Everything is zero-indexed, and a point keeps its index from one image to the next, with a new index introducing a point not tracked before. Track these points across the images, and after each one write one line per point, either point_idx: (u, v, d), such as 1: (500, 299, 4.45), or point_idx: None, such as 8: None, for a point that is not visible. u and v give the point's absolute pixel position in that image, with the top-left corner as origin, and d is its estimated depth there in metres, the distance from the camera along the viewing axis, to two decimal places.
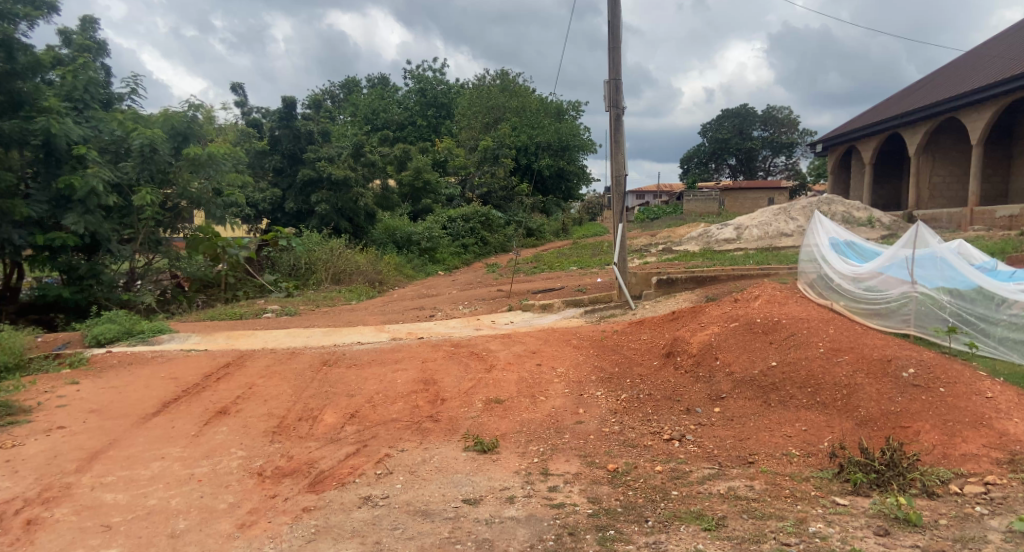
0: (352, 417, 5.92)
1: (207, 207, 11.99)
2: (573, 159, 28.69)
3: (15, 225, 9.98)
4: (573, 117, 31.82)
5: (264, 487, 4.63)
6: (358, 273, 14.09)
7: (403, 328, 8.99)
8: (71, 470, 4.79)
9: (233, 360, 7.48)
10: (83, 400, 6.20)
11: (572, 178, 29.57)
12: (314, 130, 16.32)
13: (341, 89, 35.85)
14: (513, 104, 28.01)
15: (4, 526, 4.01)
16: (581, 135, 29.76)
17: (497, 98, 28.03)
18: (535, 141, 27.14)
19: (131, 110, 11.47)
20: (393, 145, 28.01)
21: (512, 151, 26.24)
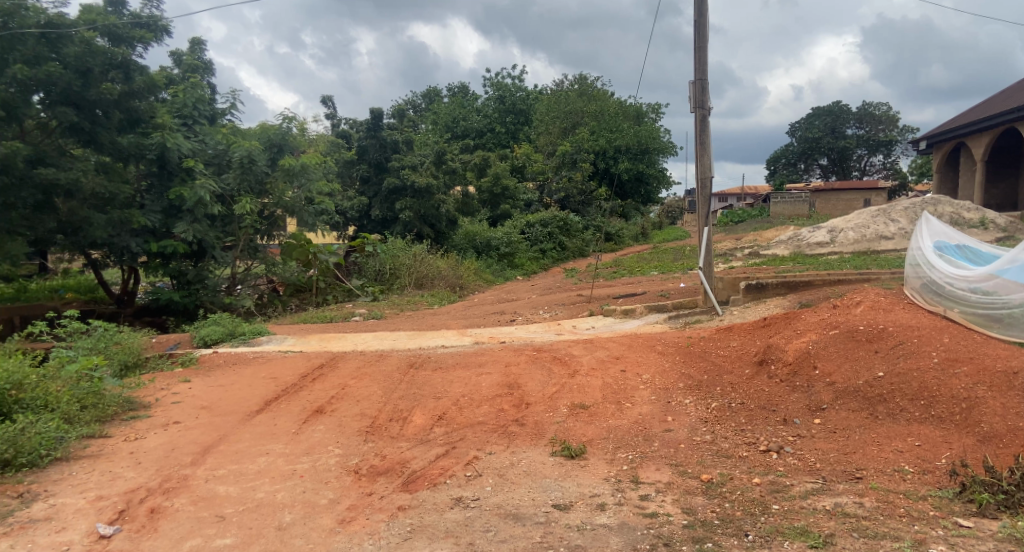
0: (440, 418, 6.05)
1: (300, 215, 12.48)
2: (652, 162, 28.56)
3: (132, 234, 10.85)
4: (652, 119, 31.31)
5: (361, 485, 4.81)
6: (440, 277, 14.18)
7: (485, 332, 9.11)
8: (187, 463, 5.14)
9: (327, 362, 7.83)
10: (195, 396, 6.66)
11: (652, 182, 29.33)
12: (399, 140, 16.75)
13: (423, 99, 36.73)
14: (592, 108, 27.88)
15: (131, 513, 4.32)
16: (662, 138, 29.30)
17: (575, 102, 28.00)
18: (614, 145, 26.93)
19: (233, 125, 12.25)
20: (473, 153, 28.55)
21: (590, 154, 26.18)
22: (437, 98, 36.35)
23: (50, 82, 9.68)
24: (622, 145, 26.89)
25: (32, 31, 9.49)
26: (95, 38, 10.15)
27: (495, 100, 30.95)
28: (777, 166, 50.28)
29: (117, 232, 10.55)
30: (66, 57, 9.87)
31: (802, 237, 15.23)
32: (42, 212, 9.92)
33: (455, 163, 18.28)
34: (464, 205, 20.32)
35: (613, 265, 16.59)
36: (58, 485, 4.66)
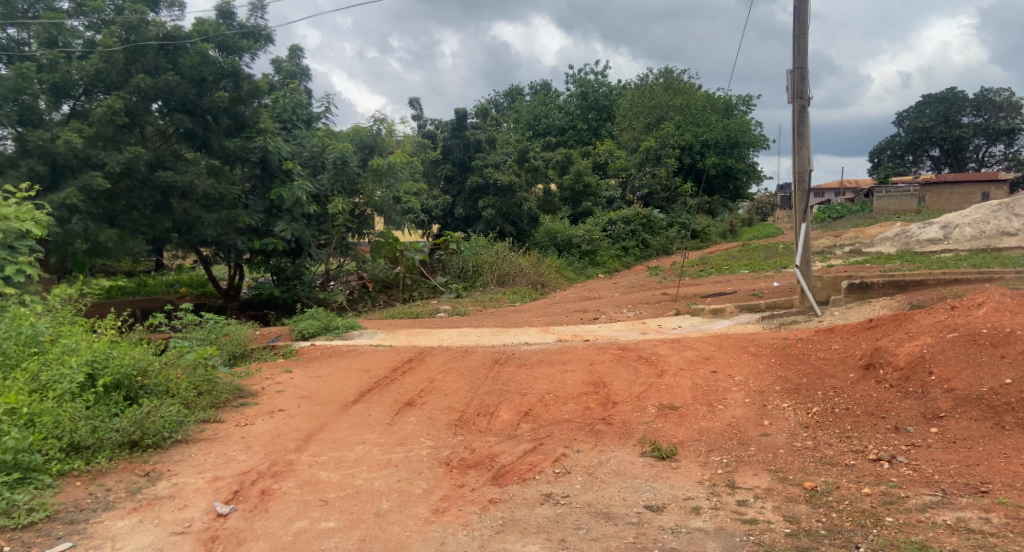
0: (526, 415, 6.07)
1: (388, 214, 12.89)
2: (742, 157, 27.62)
3: (238, 232, 11.61)
4: (742, 112, 30.22)
5: (453, 477, 4.89)
6: (521, 275, 14.09)
7: (568, 330, 9.08)
8: (291, 448, 5.40)
9: (415, 356, 8.05)
10: (296, 387, 7.01)
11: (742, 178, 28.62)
12: (482, 139, 16.96)
13: (505, 98, 37.02)
14: (678, 103, 27.25)
15: (244, 494, 4.59)
16: (753, 131, 28.35)
17: (659, 97, 27.61)
18: (701, 140, 26.37)
19: (327, 128, 12.82)
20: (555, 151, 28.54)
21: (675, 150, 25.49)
22: (519, 96, 36.50)
23: (169, 90, 10.43)
24: (709, 140, 26.30)
25: (153, 42, 10.28)
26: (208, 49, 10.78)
27: (577, 97, 30.62)
28: (882, 158, 47.73)
29: (225, 231, 11.33)
30: (182, 67, 10.62)
31: (911, 234, 14.26)
32: (159, 213, 10.73)
33: (537, 161, 18.32)
34: (545, 204, 20.79)
35: (701, 263, 16.16)
36: (180, 465, 5.02)
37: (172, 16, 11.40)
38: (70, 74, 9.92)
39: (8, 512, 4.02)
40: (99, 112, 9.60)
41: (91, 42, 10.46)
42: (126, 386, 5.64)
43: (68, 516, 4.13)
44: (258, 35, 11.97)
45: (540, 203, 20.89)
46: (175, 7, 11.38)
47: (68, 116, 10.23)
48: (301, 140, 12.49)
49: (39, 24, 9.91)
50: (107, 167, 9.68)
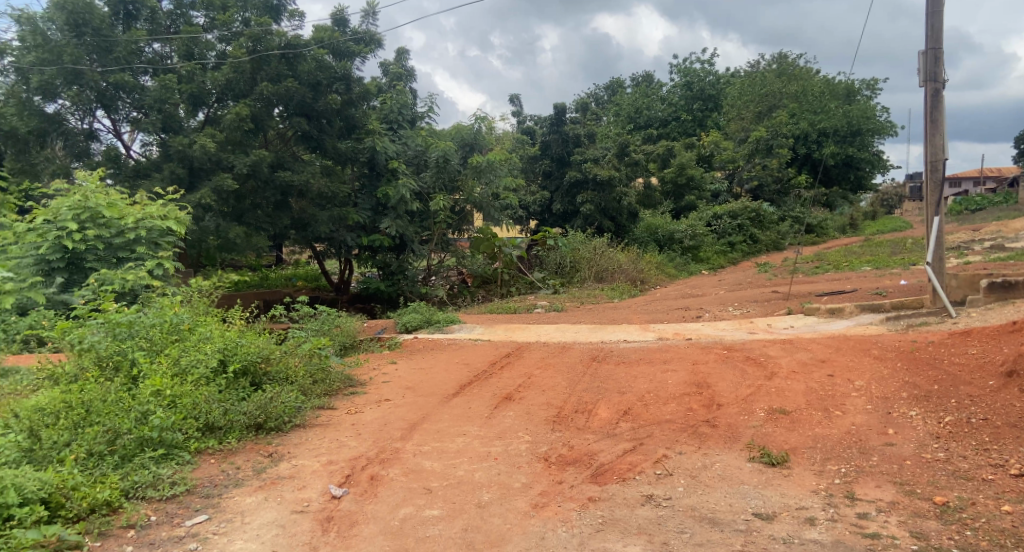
0: (626, 414, 5.96)
1: (487, 210, 13.11)
2: (865, 145, 25.91)
3: (348, 229, 12.22)
4: (864, 97, 28.17)
5: (552, 472, 4.89)
6: (619, 271, 13.75)
7: (669, 328, 8.82)
8: (397, 437, 5.62)
9: (513, 351, 8.14)
10: (401, 379, 7.30)
11: (864, 168, 26.67)
12: (582, 134, 16.85)
13: (606, 91, 36.50)
14: (792, 90, 26.29)
15: (355, 478, 4.82)
16: (877, 117, 26.42)
17: (771, 85, 26.45)
18: (818, 127, 24.88)
19: (431, 127, 13.21)
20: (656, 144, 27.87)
21: (788, 139, 24.15)
22: (621, 89, 35.70)
23: (289, 95, 11.10)
24: (828, 128, 24.76)
25: (275, 52, 11.02)
26: (324, 55, 11.39)
27: (682, 87, 29.69)
28: None
29: (337, 228, 11.94)
30: (300, 73, 11.28)
31: None
32: (278, 211, 11.49)
33: (638, 154, 17.94)
34: (646, 198, 20.36)
35: (815, 260, 15.25)
36: (298, 448, 5.35)
37: (292, 26, 12.15)
38: (204, 84, 10.79)
39: (155, 484, 4.46)
40: (228, 118, 10.37)
41: (222, 53, 11.32)
42: (251, 372, 6.11)
43: (204, 490, 4.51)
44: (369, 40, 12.51)
45: (640, 197, 20.43)
46: (295, 17, 12.14)
47: (202, 123, 11.16)
48: (405, 140, 12.96)
49: (178, 38, 10.85)
50: (234, 170, 10.48)
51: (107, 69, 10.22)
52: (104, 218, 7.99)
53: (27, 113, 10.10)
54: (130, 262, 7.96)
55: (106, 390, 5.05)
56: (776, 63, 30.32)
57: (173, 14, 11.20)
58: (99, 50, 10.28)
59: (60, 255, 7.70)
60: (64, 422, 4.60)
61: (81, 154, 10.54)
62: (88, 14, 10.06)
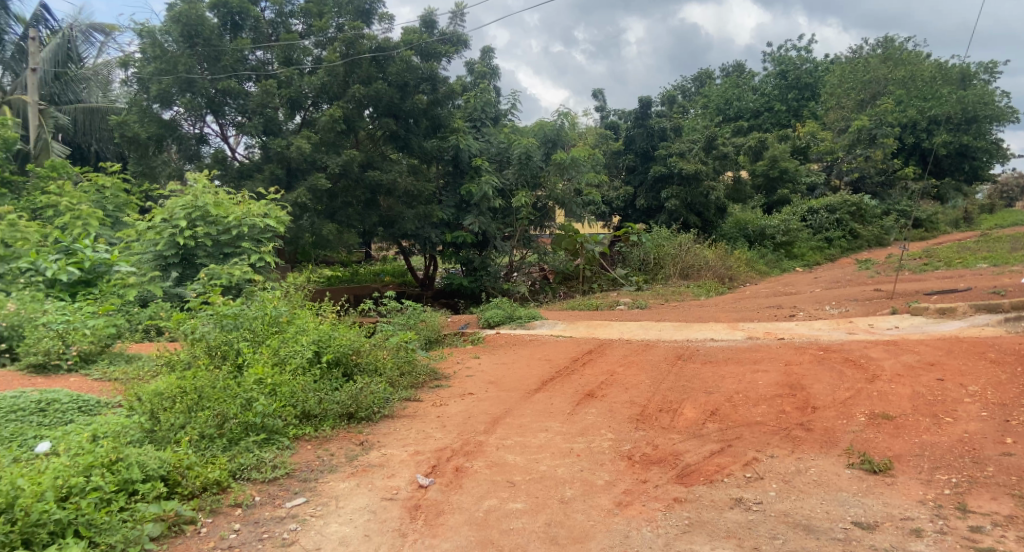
0: (713, 414, 5.79)
1: (570, 206, 13.08)
2: (982, 132, 23.78)
3: (433, 226, 12.55)
4: (982, 81, 26.00)
5: (636, 471, 4.83)
6: (707, 268, 13.32)
7: (760, 327, 8.47)
8: (481, 430, 5.72)
9: (595, 348, 8.09)
10: (484, 373, 7.44)
11: (981, 157, 24.62)
12: (668, 127, 16.51)
13: (693, 83, 35.46)
14: (898, 75, 24.76)
15: (441, 469, 4.95)
16: (997, 102, 24.32)
17: (876, 70, 25.13)
18: (928, 115, 23.01)
19: (514, 124, 13.34)
20: (747, 136, 26.86)
21: (894, 128, 22.60)
22: (711, 80, 34.58)
23: (378, 97, 11.44)
24: (939, 115, 22.88)
25: (366, 55, 11.37)
26: (412, 56, 11.69)
27: (776, 76, 28.40)
28: None
29: (422, 225, 12.30)
30: (390, 75, 11.62)
31: None
32: (368, 209, 11.93)
33: (728, 147, 17.30)
34: (735, 191, 19.42)
35: (923, 256, 14.25)
36: (387, 438, 5.56)
37: (383, 29, 12.59)
38: (302, 89, 11.39)
39: (258, 467, 4.76)
40: (323, 121, 10.89)
41: (318, 58, 11.87)
42: (343, 363, 6.40)
43: (303, 475, 4.77)
44: (456, 40, 12.76)
45: (729, 191, 19.48)
46: (385, 20, 12.57)
47: (299, 125, 11.78)
48: (488, 138, 13.15)
49: (279, 45, 11.46)
50: (328, 169, 10.97)
51: (216, 77, 10.97)
52: (213, 217, 8.59)
53: (147, 120, 10.98)
54: (236, 257, 8.52)
55: (214, 377, 5.43)
56: (881, 48, 28.49)
57: (275, 23, 11.86)
58: (209, 60, 11.05)
59: (175, 251, 8.36)
60: (179, 405, 4.96)
61: (193, 157, 11.35)
62: (199, 26, 10.81)
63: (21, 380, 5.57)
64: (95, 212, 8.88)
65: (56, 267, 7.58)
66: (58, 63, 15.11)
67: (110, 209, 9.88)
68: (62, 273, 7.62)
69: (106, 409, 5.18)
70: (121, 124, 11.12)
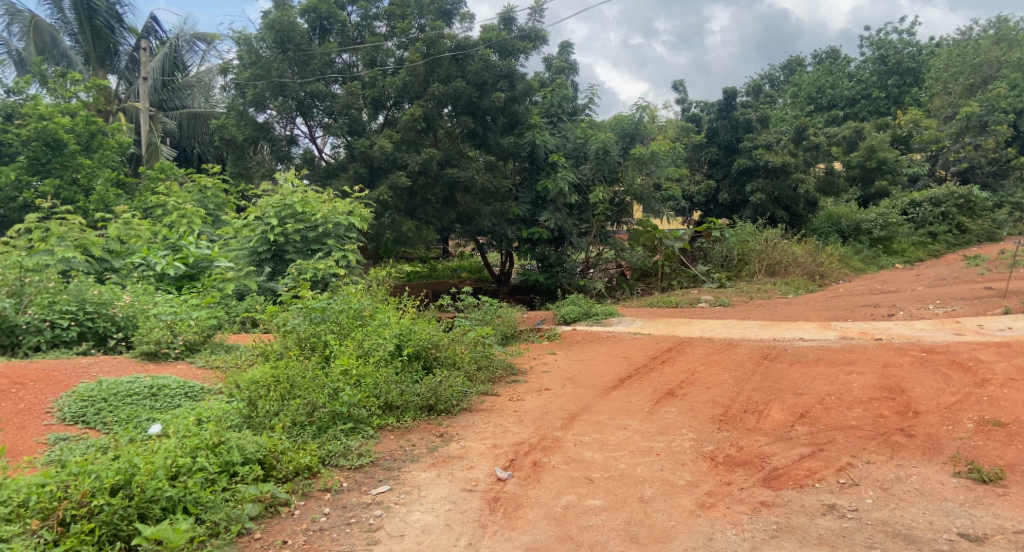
0: (802, 417, 5.54)
1: (648, 201, 12.86)
2: None
3: (509, 222, 12.66)
4: None
5: (719, 473, 4.70)
6: (796, 264, 12.77)
7: (854, 327, 8.05)
8: (558, 426, 5.72)
9: (676, 346, 7.93)
10: (561, 369, 7.45)
11: None
12: (754, 118, 15.93)
13: (783, 71, 33.94)
14: (1015, 56, 22.80)
15: (519, 463, 4.99)
16: None
17: (989, 51, 23.25)
18: None
19: (592, 119, 13.25)
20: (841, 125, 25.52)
21: (1010, 113, 20.84)
22: (802, 67, 32.93)
23: (457, 95, 11.69)
24: None
25: (447, 54, 11.64)
26: (491, 55, 11.83)
27: (874, 61, 26.77)
28: None
29: (499, 222, 12.44)
30: (469, 73, 11.81)
31: None
32: (446, 206, 12.15)
33: (819, 138, 16.48)
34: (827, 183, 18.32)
35: None
36: (466, 431, 5.66)
37: (464, 28, 12.79)
38: (384, 89, 11.74)
39: (345, 454, 4.96)
40: (404, 120, 11.20)
41: (400, 58, 12.17)
42: (423, 356, 6.56)
43: (386, 463, 4.93)
44: (535, 36, 12.78)
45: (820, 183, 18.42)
46: (466, 20, 12.76)
47: (381, 125, 12.15)
48: (565, 133, 13.12)
49: (364, 48, 11.87)
50: (408, 168, 11.26)
51: (305, 80, 11.48)
52: (301, 215, 9.01)
53: (243, 124, 11.63)
54: (322, 253, 8.90)
55: (304, 368, 5.69)
56: (994, 28, 26.32)
57: (360, 26, 12.25)
58: (299, 64, 11.57)
59: (267, 247, 8.82)
60: (273, 394, 5.21)
61: (284, 158, 11.94)
62: (290, 32, 11.32)
63: (134, 366, 6.04)
64: (197, 211, 9.49)
65: (164, 263, 8.23)
66: (165, 72, 16.50)
67: (210, 208, 10.54)
68: (170, 268, 8.22)
69: (208, 394, 5.54)
70: (220, 128, 11.83)
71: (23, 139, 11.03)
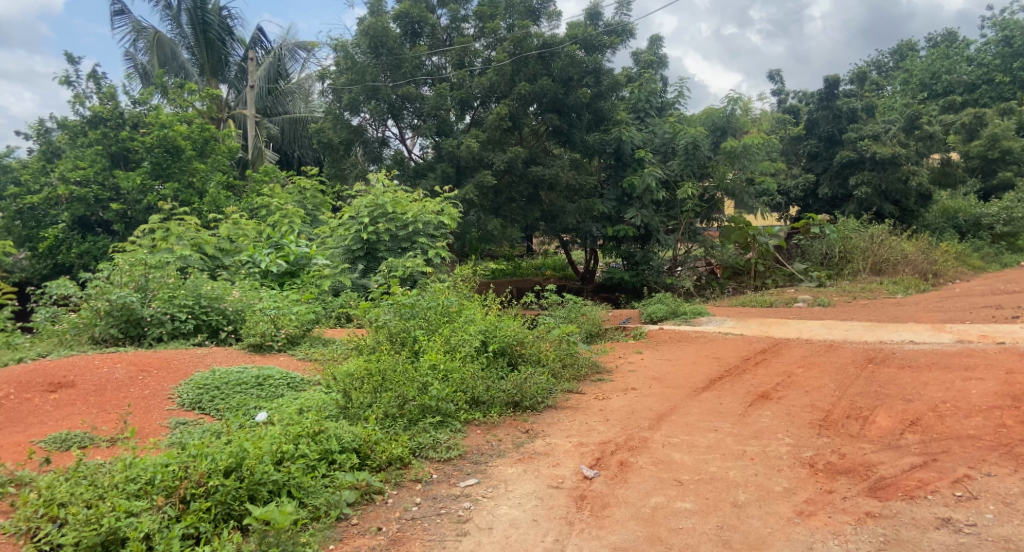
0: (912, 424, 5.18)
1: (740, 197, 12.41)
2: None
3: (594, 220, 12.56)
4: None
5: (819, 480, 4.47)
6: (905, 263, 11.93)
7: (973, 330, 7.43)
8: (646, 426, 5.63)
9: (770, 347, 7.62)
10: (649, 368, 7.32)
11: None
12: (858, 108, 15.04)
13: (892, 57, 31.81)
14: None
15: (605, 462, 4.95)
16: None
17: None
18: None
19: (681, 113, 12.94)
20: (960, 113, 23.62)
21: None
22: (915, 52, 30.62)
23: (543, 93, 11.73)
24: None
25: (533, 53, 11.70)
26: (577, 51, 11.78)
27: (998, 43, 24.60)
28: None
29: (583, 219, 12.39)
30: (555, 70, 11.83)
31: None
32: (530, 204, 12.22)
33: (932, 127, 15.31)
34: (943, 175, 17.07)
35: None
36: (551, 428, 5.67)
37: (551, 26, 12.82)
38: (471, 89, 11.94)
39: (434, 447, 5.09)
40: (491, 119, 11.36)
41: (488, 59, 12.35)
42: (508, 353, 6.64)
43: (474, 457, 5.02)
44: (622, 30, 12.63)
45: (934, 175, 17.17)
46: (553, 18, 12.79)
47: (468, 125, 12.37)
48: (653, 128, 12.88)
49: (453, 50, 12.12)
50: (493, 167, 11.42)
51: (397, 83, 11.87)
52: (391, 214, 9.31)
53: (339, 127, 12.18)
54: (411, 250, 9.19)
55: (395, 362, 5.90)
56: None
57: (449, 28, 12.54)
58: (391, 68, 11.98)
59: (360, 245, 9.18)
60: (366, 386, 5.42)
61: (376, 158, 12.40)
62: (384, 37, 11.75)
63: (242, 357, 6.46)
64: (297, 211, 10.02)
65: (268, 260, 8.78)
66: (269, 80, 17.54)
67: (308, 208, 11.11)
68: (273, 265, 8.75)
69: (308, 385, 5.84)
70: (318, 132, 12.41)
71: (147, 146, 12.04)
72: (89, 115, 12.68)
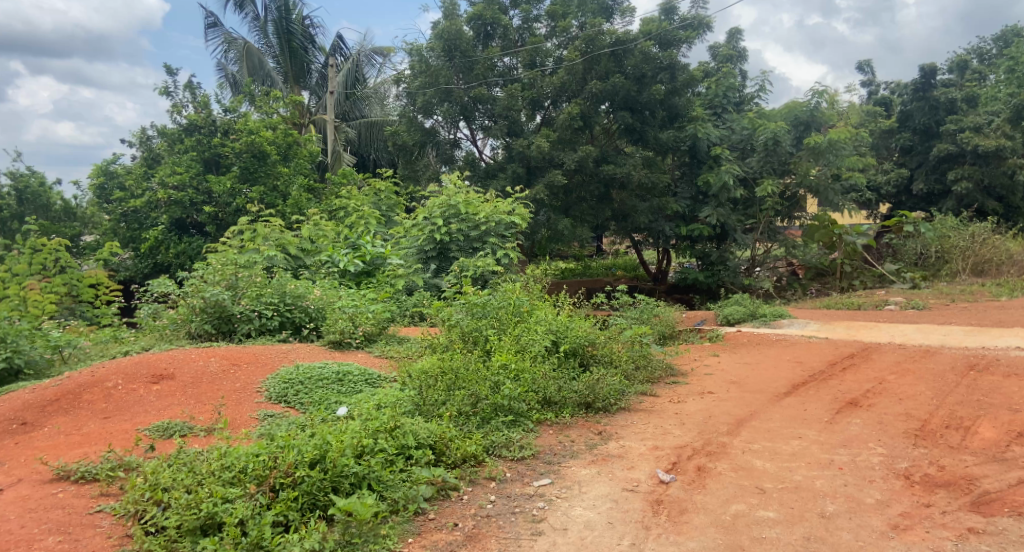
0: (1021, 437, 4.80)
1: (825, 194, 11.85)
2: None
3: (667, 219, 12.30)
4: None
5: (915, 493, 4.20)
6: (1010, 263, 11.07)
7: None
8: (724, 431, 5.45)
9: (859, 351, 7.23)
10: (726, 372, 7.10)
11: None
12: (957, 98, 14.09)
13: (995, 44, 29.63)
14: None
15: (682, 467, 4.82)
16: None
17: None
18: None
19: (760, 108, 12.51)
20: None
21: None
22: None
23: (615, 91, 11.58)
24: None
25: (606, 50, 11.54)
26: (651, 47, 11.59)
27: None
28: None
29: (656, 218, 12.18)
30: (627, 67, 11.68)
31: None
32: (602, 203, 12.10)
33: None
34: None
35: None
36: (625, 430, 5.59)
37: (624, 23, 12.69)
38: (543, 89, 11.94)
39: (508, 445, 5.10)
40: (562, 119, 11.32)
41: (559, 58, 12.32)
42: (580, 353, 6.60)
43: (547, 457, 5.00)
44: (698, 24, 12.36)
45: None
46: (627, 15, 12.64)
47: (539, 125, 12.39)
48: (730, 124, 12.50)
49: (525, 50, 12.16)
50: (564, 166, 11.38)
51: (469, 85, 12.02)
52: (463, 215, 9.43)
53: (413, 129, 12.46)
54: (483, 250, 9.28)
55: (467, 360, 5.96)
56: None
57: (521, 29, 12.65)
58: (464, 70, 12.15)
59: (433, 245, 9.33)
60: (440, 384, 5.50)
61: (448, 160, 12.61)
62: (458, 40, 11.95)
63: (323, 353, 6.70)
64: (373, 212, 10.31)
65: (346, 260, 9.08)
66: (348, 86, 18.17)
67: (384, 209, 11.41)
68: (351, 265, 9.08)
69: (385, 382, 5.98)
70: (394, 135, 12.73)
71: (236, 152, 12.71)
72: (186, 124, 13.53)
